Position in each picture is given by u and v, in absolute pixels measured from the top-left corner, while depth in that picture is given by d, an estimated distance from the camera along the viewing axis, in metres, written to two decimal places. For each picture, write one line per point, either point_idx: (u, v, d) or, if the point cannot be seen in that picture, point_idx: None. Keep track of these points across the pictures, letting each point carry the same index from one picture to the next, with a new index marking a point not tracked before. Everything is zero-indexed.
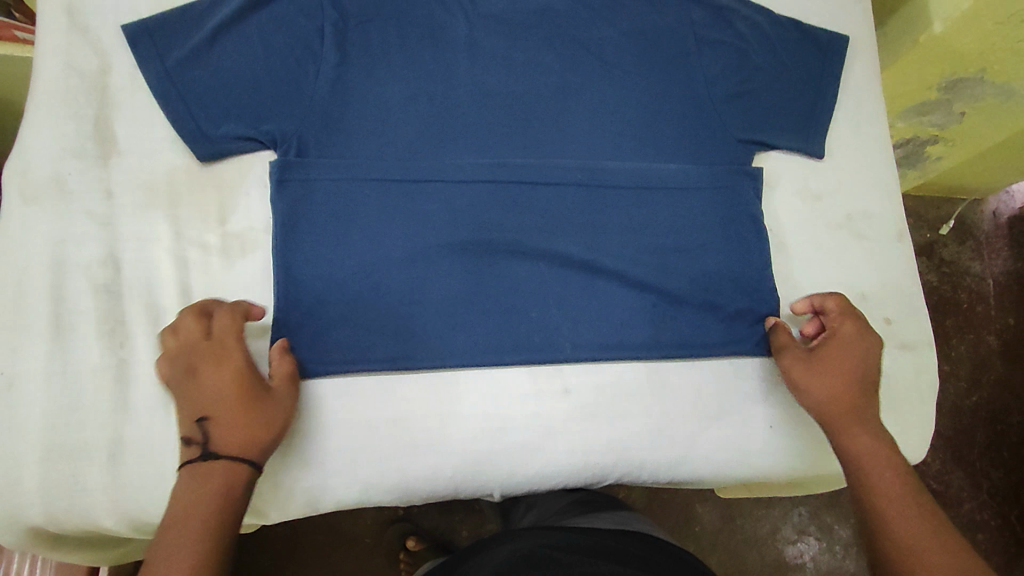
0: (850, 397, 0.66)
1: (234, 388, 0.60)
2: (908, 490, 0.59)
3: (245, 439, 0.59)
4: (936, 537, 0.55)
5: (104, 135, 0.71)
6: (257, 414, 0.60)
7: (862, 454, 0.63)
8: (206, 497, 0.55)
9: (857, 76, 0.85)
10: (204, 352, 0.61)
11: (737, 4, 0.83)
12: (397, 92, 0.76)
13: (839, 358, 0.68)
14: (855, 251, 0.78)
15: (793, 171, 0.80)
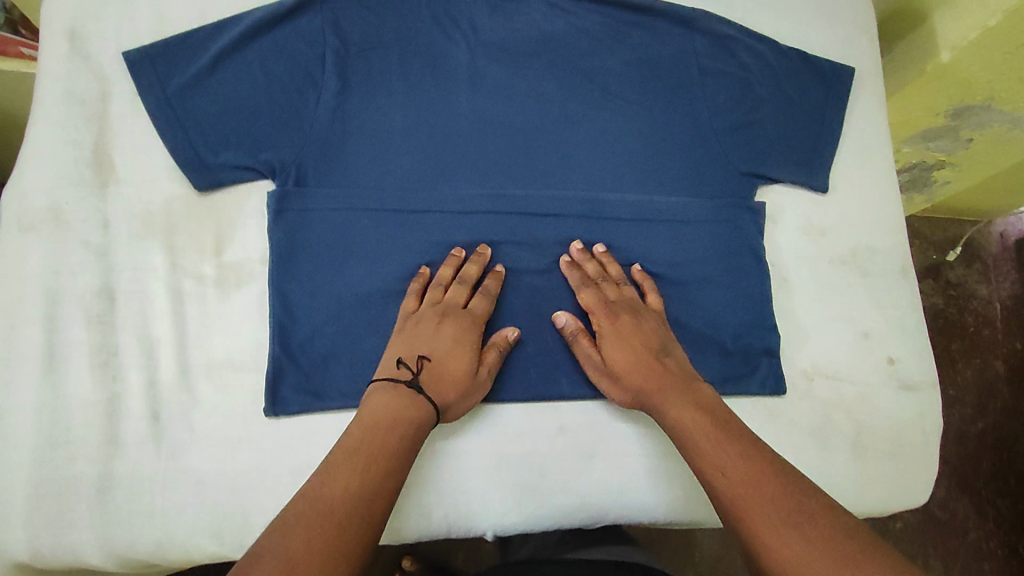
0: (652, 385, 0.66)
1: (467, 356, 0.66)
2: (730, 444, 0.59)
3: (439, 395, 0.64)
4: (761, 485, 0.55)
5: (102, 163, 0.70)
6: (465, 389, 0.65)
7: (680, 419, 0.63)
8: (404, 425, 0.60)
9: (863, 109, 0.84)
10: (459, 315, 0.68)
11: (742, 34, 0.82)
12: (397, 121, 0.75)
13: (621, 349, 0.68)
14: (859, 288, 0.77)
15: (798, 205, 0.79)
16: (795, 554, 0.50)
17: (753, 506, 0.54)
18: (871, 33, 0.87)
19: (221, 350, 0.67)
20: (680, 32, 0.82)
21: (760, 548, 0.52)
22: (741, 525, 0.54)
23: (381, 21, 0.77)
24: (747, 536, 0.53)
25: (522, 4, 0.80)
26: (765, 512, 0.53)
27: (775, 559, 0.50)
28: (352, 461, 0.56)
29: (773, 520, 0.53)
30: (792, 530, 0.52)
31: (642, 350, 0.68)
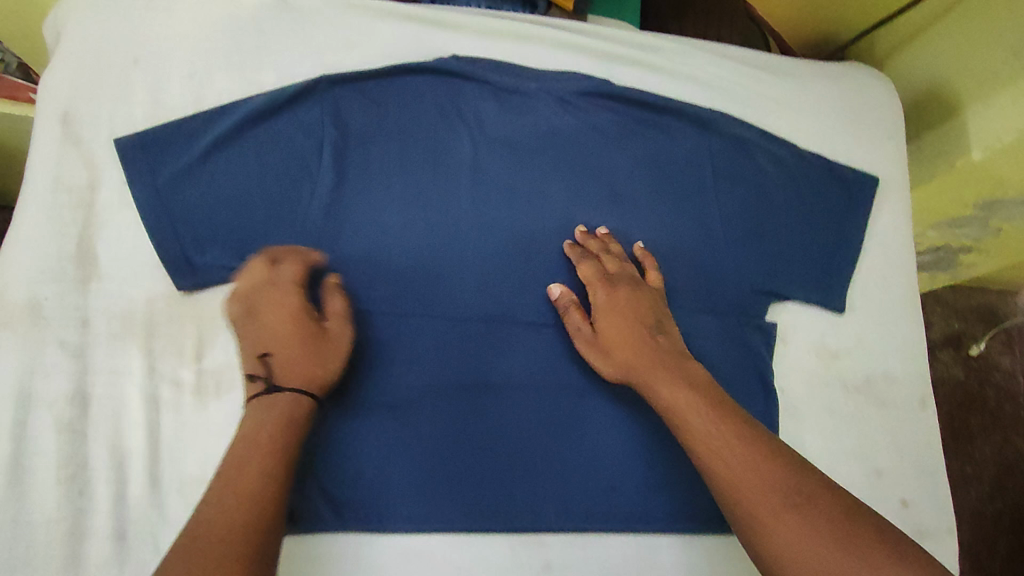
0: (641, 360, 0.63)
1: (298, 327, 0.61)
2: (724, 427, 0.56)
3: (302, 375, 0.59)
4: (760, 472, 0.53)
5: (86, 256, 0.68)
6: (317, 351, 0.61)
7: (674, 399, 0.60)
8: (265, 432, 0.55)
9: (885, 222, 0.80)
10: (266, 291, 0.63)
11: (760, 138, 0.78)
12: (392, 220, 0.71)
13: (612, 324, 0.66)
14: (871, 419, 0.74)
15: (810, 325, 0.75)
16: (800, 544, 0.49)
17: (754, 496, 0.52)
18: (898, 138, 0.83)
19: (197, 464, 0.64)
20: (695, 132, 0.78)
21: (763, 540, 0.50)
22: (742, 510, 0.52)
23: (384, 111, 0.75)
24: (751, 528, 0.51)
25: (530, 97, 0.77)
26: (762, 495, 0.52)
27: (774, 545, 0.49)
28: (218, 508, 0.50)
29: (775, 510, 0.51)
30: (792, 512, 0.50)
31: (636, 324, 0.66)
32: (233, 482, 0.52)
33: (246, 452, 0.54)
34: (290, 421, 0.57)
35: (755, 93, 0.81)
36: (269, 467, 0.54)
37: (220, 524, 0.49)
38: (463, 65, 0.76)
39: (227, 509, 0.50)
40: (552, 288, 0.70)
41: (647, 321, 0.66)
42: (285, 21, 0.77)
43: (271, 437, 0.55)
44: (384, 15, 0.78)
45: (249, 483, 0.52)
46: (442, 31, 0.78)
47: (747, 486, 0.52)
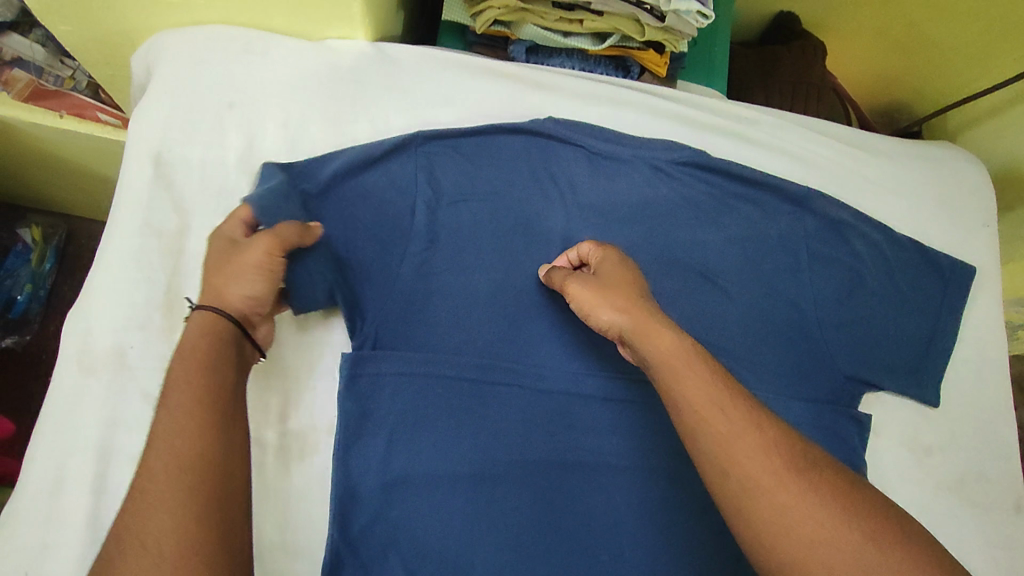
0: (640, 310, 0.58)
1: (215, 255, 0.60)
2: (713, 389, 0.50)
3: (209, 296, 0.57)
4: (760, 433, 0.48)
5: (172, 305, 0.66)
6: (222, 271, 0.58)
7: (669, 348, 0.54)
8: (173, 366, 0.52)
9: (979, 313, 0.78)
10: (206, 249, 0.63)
11: (857, 220, 0.77)
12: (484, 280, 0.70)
13: (601, 280, 0.62)
14: (965, 520, 0.71)
15: (902, 418, 0.73)
16: (794, 515, 0.44)
17: (751, 455, 0.46)
18: (993, 226, 0.82)
19: (274, 530, 0.62)
20: (790, 210, 0.77)
21: (751, 515, 0.45)
22: (734, 474, 0.46)
23: (477, 170, 0.73)
24: (743, 491, 0.45)
25: (625, 164, 0.76)
26: (761, 459, 0.46)
27: (767, 515, 0.44)
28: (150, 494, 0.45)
29: (765, 480, 0.45)
30: (794, 480, 0.45)
31: (635, 283, 0.62)
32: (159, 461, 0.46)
33: (172, 426, 0.48)
34: (190, 343, 0.53)
35: (847, 172, 0.81)
36: (196, 430, 0.48)
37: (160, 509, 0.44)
38: (559, 128, 0.75)
39: (165, 488, 0.45)
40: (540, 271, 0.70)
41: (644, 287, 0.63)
42: (381, 74, 0.76)
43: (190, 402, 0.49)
44: (481, 73, 0.78)
45: (184, 453, 0.46)
46: (538, 92, 0.78)
47: (741, 458, 0.46)
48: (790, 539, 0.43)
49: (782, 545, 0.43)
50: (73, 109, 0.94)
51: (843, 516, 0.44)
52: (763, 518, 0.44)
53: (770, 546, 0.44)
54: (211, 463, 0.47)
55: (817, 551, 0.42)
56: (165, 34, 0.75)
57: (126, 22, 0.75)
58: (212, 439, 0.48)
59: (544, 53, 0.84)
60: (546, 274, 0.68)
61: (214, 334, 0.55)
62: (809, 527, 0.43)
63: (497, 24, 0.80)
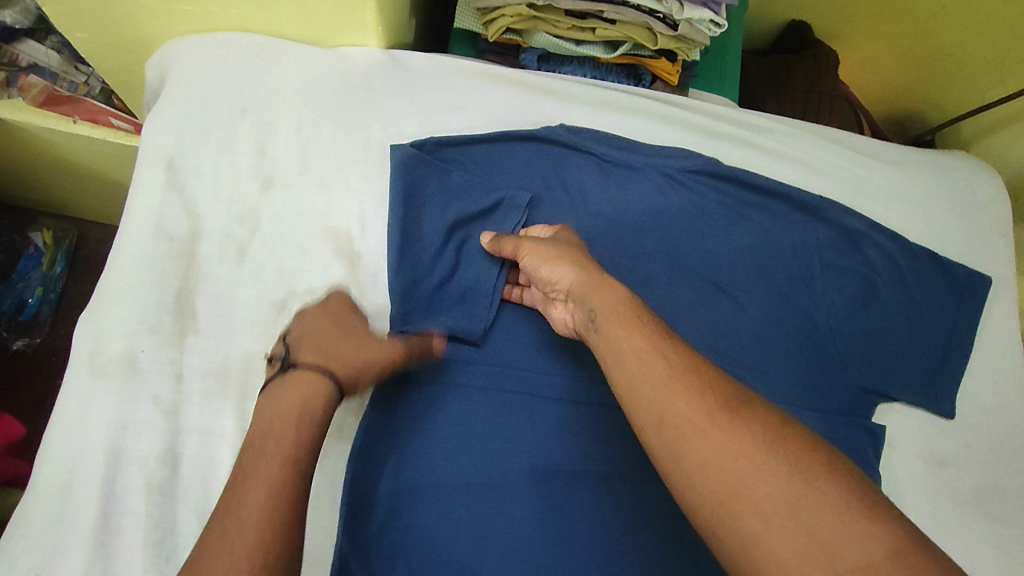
0: (586, 270, 0.58)
1: (336, 322, 0.61)
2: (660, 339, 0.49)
3: (322, 361, 0.56)
4: (697, 388, 0.45)
5: (183, 308, 0.65)
6: (347, 343, 0.59)
7: (608, 307, 0.53)
8: (270, 423, 0.52)
9: (996, 323, 0.77)
10: (314, 309, 0.62)
11: (871, 229, 0.76)
12: (496, 286, 0.70)
13: (551, 244, 0.62)
14: (983, 534, 0.69)
15: (917, 429, 0.72)
16: (718, 463, 0.41)
17: (680, 403, 0.44)
18: (1008, 235, 0.81)
19: None
20: (804, 219, 0.77)
21: (678, 451, 0.43)
22: (664, 423, 0.44)
23: (489, 178, 0.74)
24: (670, 437, 0.44)
25: (637, 172, 0.75)
26: (689, 407, 0.44)
27: (690, 462, 0.42)
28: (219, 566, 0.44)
29: (696, 418, 0.43)
30: (724, 427, 0.42)
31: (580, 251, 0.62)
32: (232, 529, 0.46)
33: (258, 473, 0.49)
34: (297, 409, 0.53)
35: (860, 181, 0.80)
36: (274, 483, 0.48)
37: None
38: (572, 136, 0.75)
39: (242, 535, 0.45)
40: (483, 237, 0.69)
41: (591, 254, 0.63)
42: (394, 80, 0.76)
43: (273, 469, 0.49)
44: (493, 80, 0.78)
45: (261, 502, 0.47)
46: (550, 99, 0.78)
47: (671, 399, 0.45)
48: (713, 486, 0.41)
49: (698, 491, 0.41)
50: (87, 114, 0.94)
51: (773, 450, 0.41)
52: (687, 465, 0.42)
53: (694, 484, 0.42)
54: (282, 537, 0.46)
55: (741, 485, 0.40)
56: (180, 42, 0.76)
57: (142, 30, 0.76)
58: (292, 488, 0.48)
59: (556, 61, 0.84)
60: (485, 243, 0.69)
61: (318, 402, 0.54)
62: (735, 462, 0.41)
63: (509, 32, 0.81)
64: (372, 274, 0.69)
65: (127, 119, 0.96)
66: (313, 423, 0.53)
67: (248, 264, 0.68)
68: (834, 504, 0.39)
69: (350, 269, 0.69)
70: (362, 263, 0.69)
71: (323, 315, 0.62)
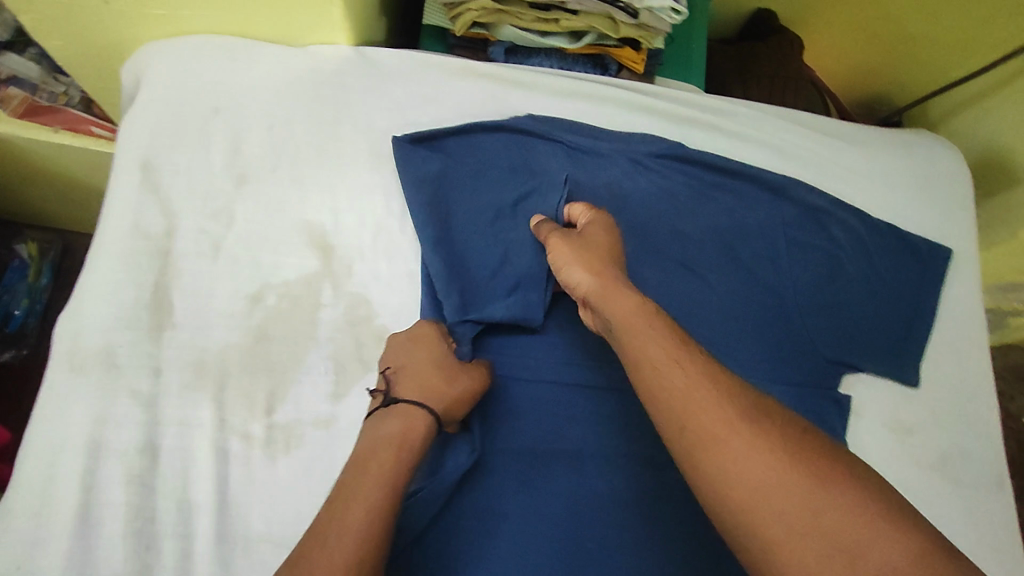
0: (603, 276, 0.59)
1: (430, 352, 0.64)
2: (677, 347, 0.50)
3: (417, 395, 0.60)
4: (714, 398, 0.46)
5: (161, 303, 0.66)
6: (439, 375, 0.62)
7: (626, 313, 0.54)
8: (369, 454, 0.56)
9: (958, 293, 0.79)
10: (407, 338, 0.65)
11: (833, 206, 0.78)
12: (509, 264, 0.71)
13: (575, 244, 0.64)
14: (949, 497, 0.71)
15: (883, 398, 0.74)
16: (735, 472, 0.43)
17: (698, 412, 0.46)
18: (969, 208, 0.83)
19: (260, 522, 0.61)
20: (767, 198, 0.79)
21: (699, 460, 0.44)
22: (683, 432, 0.46)
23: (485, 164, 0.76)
24: (688, 447, 0.45)
25: (604, 158, 0.77)
26: (706, 417, 0.45)
27: (710, 472, 0.44)
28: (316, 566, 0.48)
29: (714, 426, 0.45)
30: (741, 439, 0.44)
31: (603, 254, 0.63)
32: (331, 537, 0.50)
33: (352, 499, 0.52)
34: (393, 445, 0.57)
35: (824, 161, 0.82)
36: (364, 511, 0.51)
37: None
38: (538, 125, 0.77)
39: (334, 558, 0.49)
40: (533, 220, 0.71)
41: (618, 256, 0.64)
42: (364, 76, 0.78)
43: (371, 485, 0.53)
44: (462, 73, 0.80)
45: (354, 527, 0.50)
46: (518, 91, 0.80)
47: (698, 407, 0.46)
48: (730, 496, 0.42)
49: (719, 500, 0.43)
50: (68, 124, 0.95)
51: (791, 461, 0.42)
52: (707, 474, 0.44)
53: (718, 491, 0.43)
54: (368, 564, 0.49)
55: (763, 492, 0.42)
56: (151, 46, 0.77)
57: (115, 36, 0.77)
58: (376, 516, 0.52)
59: (523, 53, 0.85)
60: (533, 226, 0.70)
61: (416, 438, 0.58)
62: (751, 474, 0.42)
63: (476, 26, 0.82)
64: (346, 265, 0.71)
65: (109, 127, 0.97)
66: (409, 454, 0.57)
67: (224, 259, 0.69)
68: (852, 515, 0.40)
69: (325, 260, 0.71)
70: (335, 255, 0.71)
71: (417, 343, 0.64)
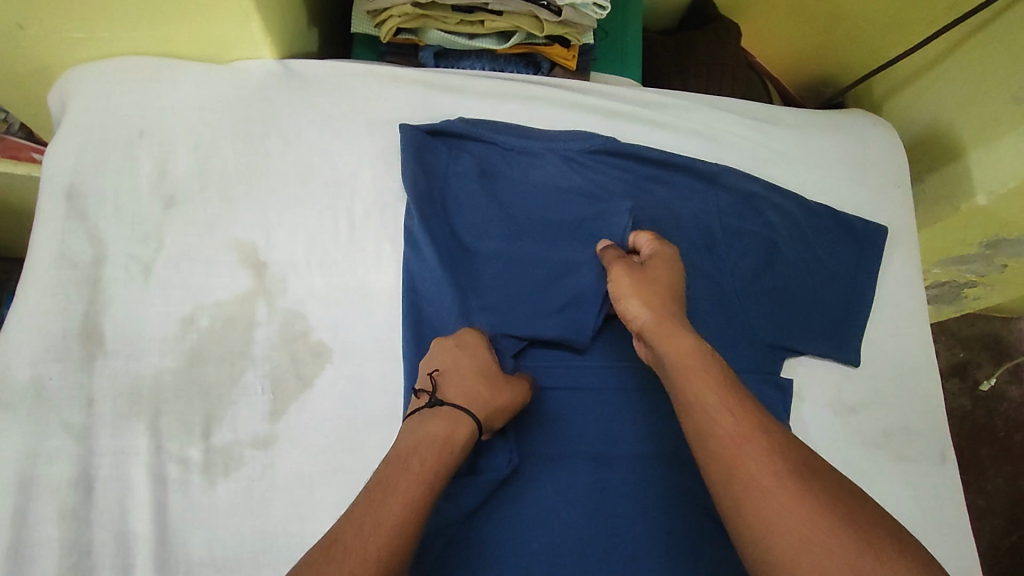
0: (662, 311, 0.61)
1: (476, 356, 0.64)
2: (728, 392, 0.53)
3: (462, 397, 0.60)
4: (764, 447, 0.49)
5: (91, 332, 0.66)
6: (486, 381, 0.62)
7: (681, 353, 0.57)
8: (415, 449, 0.55)
9: (895, 270, 0.80)
10: (454, 338, 0.65)
11: (768, 191, 0.79)
12: (530, 264, 0.73)
13: (639, 273, 0.65)
14: (893, 474, 0.72)
15: (825, 380, 0.75)
16: (781, 522, 0.45)
17: (750, 460, 0.48)
18: (905, 185, 0.84)
19: (200, 547, 0.61)
20: (701, 187, 0.79)
21: (746, 505, 0.47)
22: (732, 478, 0.48)
23: (487, 165, 0.77)
24: (736, 491, 0.48)
25: (537, 157, 0.77)
26: (755, 465, 0.48)
27: (756, 517, 0.46)
28: (351, 556, 0.47)
29: (764, 476, 0.47)
30: (789, 490, 0.46)
31: (668, 287, 0.63)
32: (365, 527, 0.49)
33: (392, 493, 0.52)
34: (438, 444, 0.56)
35: (760, 147, 0.82)
36: (398, 506, 0.51)
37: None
38: (470, 127, 0.77)
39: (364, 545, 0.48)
40: (600, 243, 0.72)
41: (682, 292, 0.64)
42: (292, 89, 0.77)
43: (410, 483, 0.53)
44: (391, 80, 0.80)
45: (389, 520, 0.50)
46: (448, 95, 0.80)
47: (749, 455, 0.49)
48: (773, 542, 0.45)
49: (761, 545, 0.45)
50: (8, 151, 0.93)
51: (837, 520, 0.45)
52: (755, 519, 0.46)
53: (765, 537, 0.45)
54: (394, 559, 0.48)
55: (807, 545, 0.44)
56: (73, 69, 0.76)
57: (33, 62, 0.76)
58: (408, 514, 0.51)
59: (454, 57, 0.85)
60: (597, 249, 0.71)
61: (458, 440, 0.57)
62: (800, 526, 0.45)
63: (403, 32, 0.82)
64: (280, 281, 0.70)
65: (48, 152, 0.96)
66: (453, 456, 0.56)
67: (154, 283, 0.68)
68: None
69: (259, 278, 0.70)
70: (268, 272, 0.70)
71: (461, 347, 0.64)
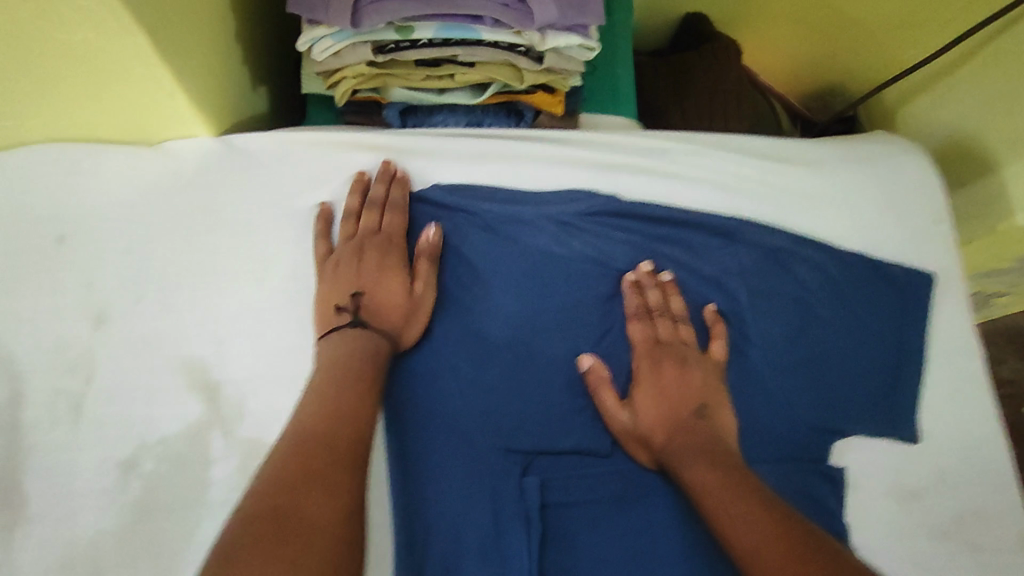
0: (675, 448, 0.58)
1: (400, 280, 0.62)
2: (745, 497, 0.51)
3: (379, 324, 0.59)
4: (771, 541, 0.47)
5: (10, 496, 0.55)
6: (405, 309, 0.61)
7: (701, 483, 0.54)
8: (340, 358, 0.55)
9: (946, 322, 0.70)
10: (373, 247, 0.63)
11: (796, 244, 0.69)
12: (534, 358, 0.64)
13: (648, 405, 0.61)
14: (966, 569, 0.63)
15: (881, 462, 0.65)
16: None
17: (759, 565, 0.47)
18: (947, 220, 0.74)
19: None
20: (719, 244, 0.68)
21: None
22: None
23: (471, 239, 0.66)
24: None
25: (525, 224, 0.67)
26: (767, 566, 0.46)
27: None
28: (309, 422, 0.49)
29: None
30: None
31: (679, 410, 0.60)
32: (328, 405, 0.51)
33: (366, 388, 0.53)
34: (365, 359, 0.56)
35: (781, 190, 0.72)
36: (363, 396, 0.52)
37: (301, 440, 0.48)
38: (448, 196, 0.67)
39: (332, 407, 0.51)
40: (582, 360, 0.63)
41: (699, 401, 0.60)
42: (235, 169, 0.66)
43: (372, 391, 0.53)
44: (352, 147, 0.69)
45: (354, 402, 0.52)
46: (418, 158, 0.68)
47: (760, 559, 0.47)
48: None
49: None
50: None
51: None
52: None
53: None
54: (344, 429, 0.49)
55: None
56: None
57: None
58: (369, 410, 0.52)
59: (423, 112, 0.74)
60: (581, 366, 0.63)
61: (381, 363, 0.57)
62: None
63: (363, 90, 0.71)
64: (236, 404, 0.60)
65: None
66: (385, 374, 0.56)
67: (84, 423, 0.58)
68: None
69: (211, 403, 0.59)
70: (222, 394, 0.60)
71: (378, 263, 0.62)
